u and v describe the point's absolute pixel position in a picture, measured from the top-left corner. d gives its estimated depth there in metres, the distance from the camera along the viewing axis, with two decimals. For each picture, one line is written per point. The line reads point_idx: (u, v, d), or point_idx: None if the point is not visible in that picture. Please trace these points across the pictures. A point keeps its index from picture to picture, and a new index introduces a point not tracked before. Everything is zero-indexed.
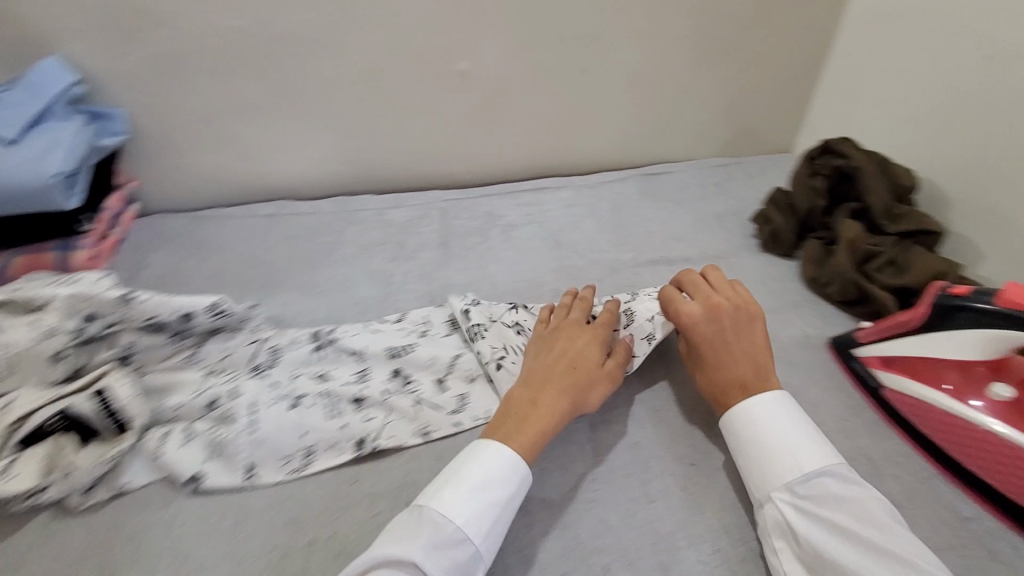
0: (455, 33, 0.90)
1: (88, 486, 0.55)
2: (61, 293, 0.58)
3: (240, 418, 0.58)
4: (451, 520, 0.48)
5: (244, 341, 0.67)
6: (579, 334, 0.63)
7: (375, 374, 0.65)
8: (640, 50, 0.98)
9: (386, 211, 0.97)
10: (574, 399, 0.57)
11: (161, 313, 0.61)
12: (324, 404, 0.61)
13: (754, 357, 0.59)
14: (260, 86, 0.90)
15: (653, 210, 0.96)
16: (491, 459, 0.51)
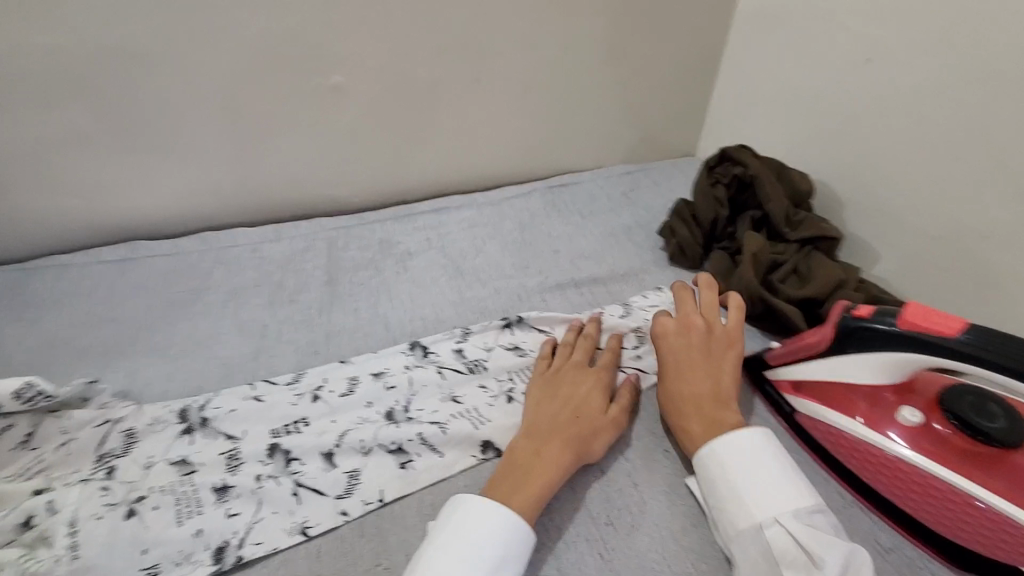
0: (323, 46, 0.79)
1: None
2: None
3: (57, 540, 0.46)
4: None
5: (91, 422, 0.56)
6: (584, 377, 0.60)
7: (247, 456, 0.55)
8: (532, 58, 0.92)
9: (263, 247, 0.86)
10: (579, 450, 0.53)
11: None
12: (175, 503, 0.50)
13: (718, 384, 0.57)
14: (87, 113, 0.75)
15: (560, 225, 0.90)
16: (483, 531, 0.45)
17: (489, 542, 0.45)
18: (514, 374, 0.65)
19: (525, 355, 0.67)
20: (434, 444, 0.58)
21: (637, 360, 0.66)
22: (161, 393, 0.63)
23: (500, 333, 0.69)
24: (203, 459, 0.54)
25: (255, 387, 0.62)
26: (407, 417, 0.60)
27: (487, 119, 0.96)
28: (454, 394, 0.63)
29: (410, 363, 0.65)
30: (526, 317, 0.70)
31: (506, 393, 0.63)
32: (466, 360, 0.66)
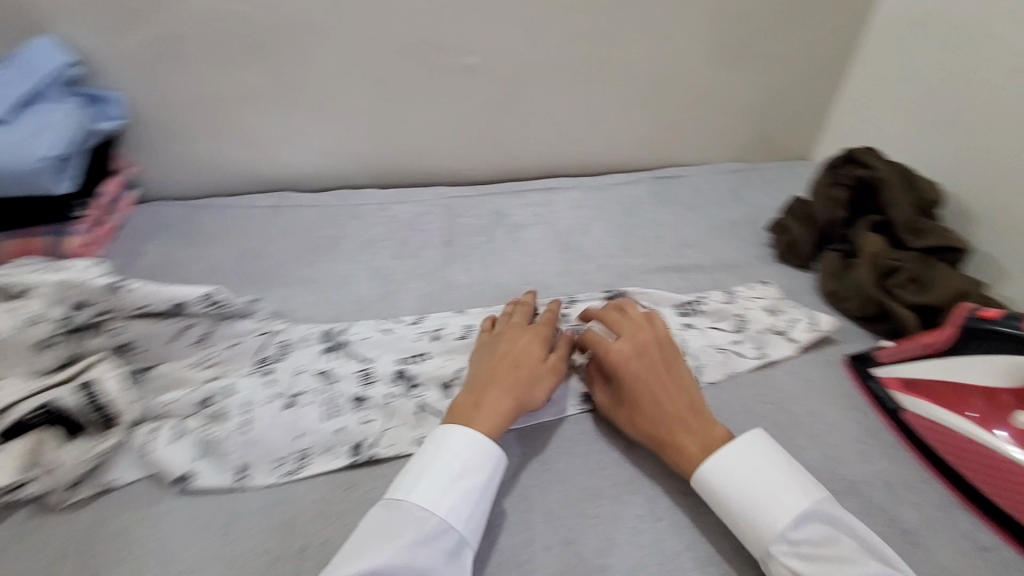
0: (463, 26, 0.86)
1: (75, 481, 0.52)
2: (48, 280, 0.57)
3: (227, 417, 0.56)
4: (434, 512, 0.47)
5: (253, 330, 0.66)
6: (521, 334, 0.62)
7: (380, 375, 0.63)
8: (657, 50, 0.95)
9: (390, 206, 0.94)
10: (519, 397, 0.56)
11: (152, 302, 0.60)
12: (321, 402, 0.59)
13: (672, 379, 0.57)
14: (261, 74, 0.87)
15: (665, 215, 0.93)
16: (436, 482, 0.48)
17: (461, 464, 0.50)
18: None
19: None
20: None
21: (736, 345, 0.67)
22: (306, 317, 0.73)
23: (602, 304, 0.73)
24: (341, 372, 0.63)
25: (383, 323, 0.70)
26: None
27: (604, 106, 0.99)
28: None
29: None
30: (628, 293, 0.73)
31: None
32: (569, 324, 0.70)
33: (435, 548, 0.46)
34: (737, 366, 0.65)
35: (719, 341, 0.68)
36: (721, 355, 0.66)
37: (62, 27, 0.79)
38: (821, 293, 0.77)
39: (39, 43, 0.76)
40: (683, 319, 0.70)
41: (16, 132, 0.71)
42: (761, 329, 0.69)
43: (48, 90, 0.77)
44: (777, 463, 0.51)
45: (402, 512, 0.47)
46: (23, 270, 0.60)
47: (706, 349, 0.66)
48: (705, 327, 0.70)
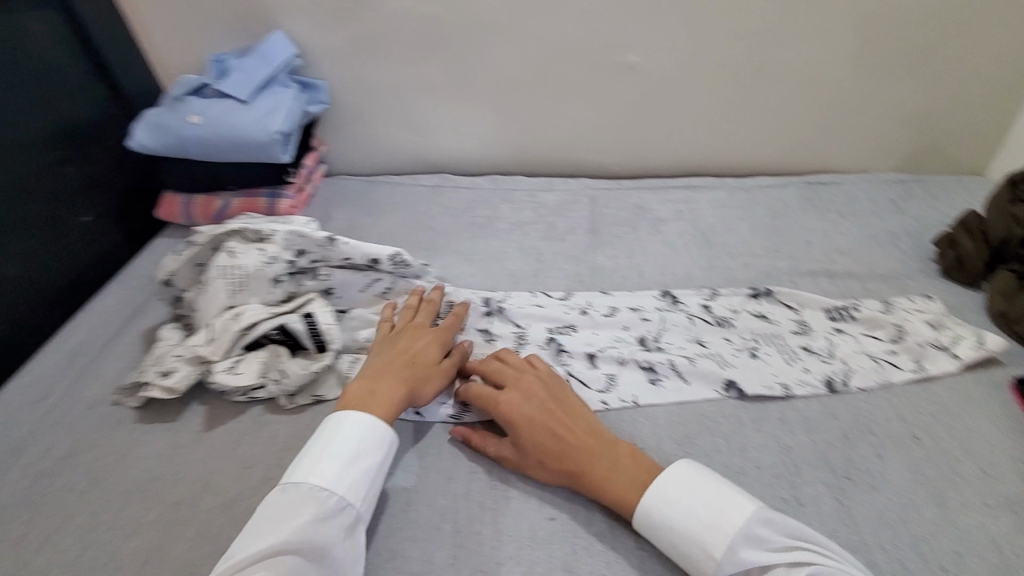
0: (627, 27, 0.91)
1: (295, 391, 0.64)
2: (281, 230, 0.70)
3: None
4: (333, 491, 0.49)
5: (426, 289, 0.75)
6: (420, 335, 0.65)
7: (534, 341, 0.70)
8: (822, 52, 0.93)
9: (538, 193, 1.02)
10: (409, 391, 0.58)
11: (355, 257, 0.71)
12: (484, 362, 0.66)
13: (565, 401, 0.57)
14: (440, 68, 0.98)
15: (816, 221, 0.91)
16: (334, 461, 0.50)
17: (359, 444, 0.52)
18: (758, 336, 0.70)
19: (773, 324, 0.72)
20: (683, 373, 0.65)
21: (891, 355, 0.68)
22: (467, 285, 0.82)
23: (748, 301, 0.74)
24: (499, 333, 0.71)
25: (534, 297, 0.77)
26: (657, 345, 0.69)
27: (757, 108, 0.99)
28: (700, 338, 0.70)
29: (662, 307, 0.75)
30: (775, 292, 0.74)
31: (750, 348, 0.69)
32: (713, 315, 0.73)
33: (337, 524, 0.48)
34: (891, 376, 0.65)
35: (872, 350, 0.68)
36: (873, 363, 0.67)
37: (290, 25, 0.94)
38: (991, 313, 0.73)
39: (274, 38, 0.92)
40: (835, 324, 0.71)
41: (255, 112, 0.88)
42: (919, 341, 0.68)
43: (278, 77, 0.93)
44: (699, 483, 0.50)
45: (308, 491, 0.48)
46: (259, 222, 0.74)
47: (858, 356, 0.68)
48: (857, 334, 0.70)
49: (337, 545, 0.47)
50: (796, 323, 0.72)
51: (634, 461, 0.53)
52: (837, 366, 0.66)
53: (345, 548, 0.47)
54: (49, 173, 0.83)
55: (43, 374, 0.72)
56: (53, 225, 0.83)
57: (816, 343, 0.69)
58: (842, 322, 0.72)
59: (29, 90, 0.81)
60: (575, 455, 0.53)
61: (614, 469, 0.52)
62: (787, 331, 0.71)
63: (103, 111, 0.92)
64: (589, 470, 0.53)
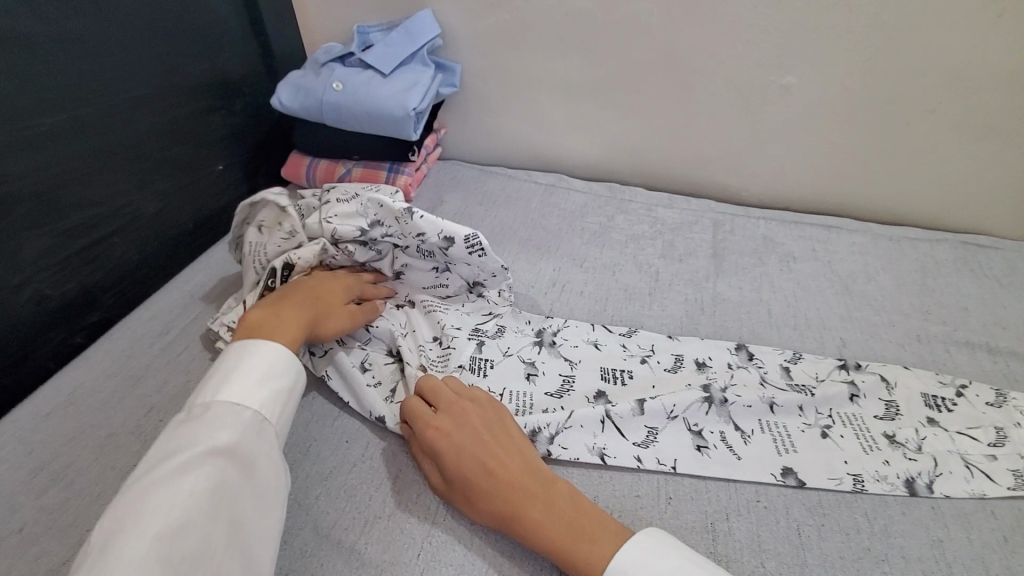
0: (789, 46, 0.85)
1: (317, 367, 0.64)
2: (364, 196, 0.68)
3: (437, 371, 0.63)
4: (246, 405, 0.48)
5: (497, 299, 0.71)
6: (338, 279, 0.67)
7: (580, 382, 0.63)
8: (1012, 99, 0.82)
9: (657, 208, 0.97)
10: (315, 325, 0.60)
11: (429, 233, 0.66)
12: (515, 407, 0.60)
13: (496, 427, 0.53)
14: (578, 65, 0.95)
15: (974, 286, 0.80)
16: (249, 381, 0.50)
17: (267, 365, 0.51)
18: (835, 413, 0.60)
19: (857, 403, 0.61)
20: (735, 447, 0.57)
21: (991, 463, 0.56)
22: (579, 292, 0.79)
23: (835, 370, 0.65)
24: (545, 370, 0.64)
25: (594, 332, 0.70)
26: (722, 399, 0.60)
27: (917, 152, 0.90)
28: (773, 400, 0.60)
29: (733, 362, 0.66)
30: (865, 365, 0.65)
31: (821, 426, 0.59)
32: (791, 381, 0.63)
33: (256, 437, 0.47)
34: (986, 488, 0.54)
35: (969, 453, 0.57)
36: (965, 470, 0.56)
37: (437, 6, 0.94)
38: None
39: (422, 15, 0.92)
40: (929, 413, 0.61)
41: (393, 86, 0.89)
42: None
43: (418, 55, 0.93)
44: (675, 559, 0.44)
45: (225, 407, 0.47)
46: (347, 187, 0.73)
47: (950, 456, 0.57)
48: (951, 428, 0.59)
49: (261, 457, 0.46)
50: (884, 406, 0.61)
51: (569, 502, 0.48)
52: (925, 464, 0.56)
53: (270, 462, 0.47)
54: (198, 120, 0.87)
55: (166, 310, 0.75)
56: (192, 169, 0.87)
57: (903, 433, 0.59)
58: (939, 412, 0.61)
59: (195, 39, 0.85)
60: (502, 490, 0.48)
61: (549, 507, 0.47)
62: (870, 414, 0.60)
63: (253, 69, 0.96)
64: (519, 507, 0.48)
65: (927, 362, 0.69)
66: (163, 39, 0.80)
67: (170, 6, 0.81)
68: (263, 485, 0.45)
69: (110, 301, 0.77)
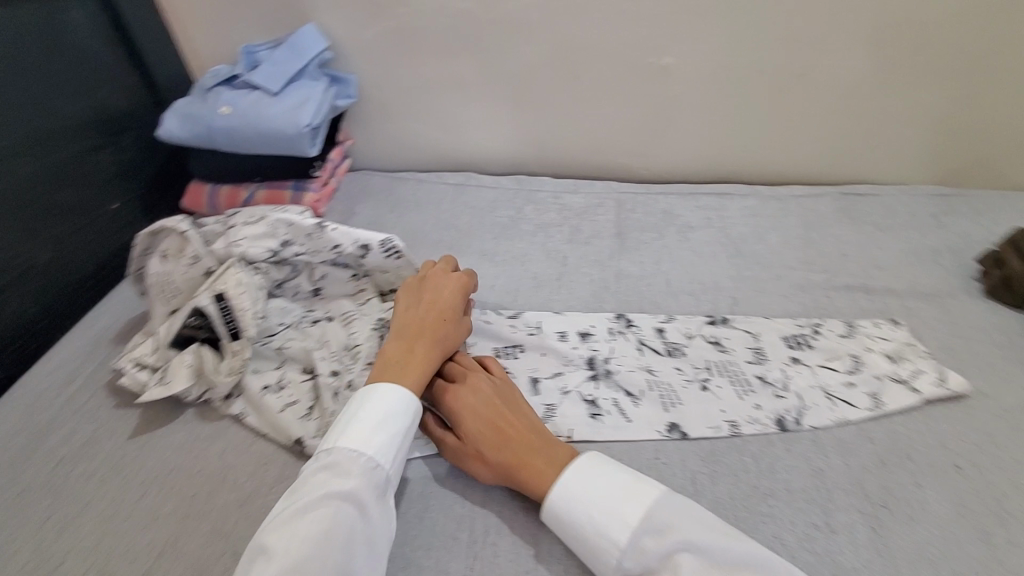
0: (664, 28, 0.89)
1: (227, 394, 0.64)
2: (275, 215, 0.70)
3: (347, 374, 0.63)
4: (363, 453, 0.49)
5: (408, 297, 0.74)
6: (446, 283, 0.65)
7: None
8: (863, 58, 0.90)
9: (563, 195, 1.00)
10: (444, 346, 0.60)
11: (343, 243, 0.70)
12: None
13: (512, 397, 0.57)
14: (470, 65, 0.97)
15: (851, 233, 0.87)
16: (366, 425, 0.50)
17: (385, 410, 0.51)
18: (712, 365, 0.66)
19: (727, 352, 0.67)
20: (626, 411, 0.61)
21: (848, 389, 0.62)
22: (490, 285, 0.81)
23: (704, 325, 0.71)
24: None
25: (484, 313, 0.74)
26: (606, 371, 0.66)
27: (794, 114, 0.97)
28: (650, 366, 0.66)
29: (613, 330, 0.72)
30: (732, 321, 0.72)
31: (701, 380, 0.64)
32: (666, 342, 0.70)
33: (373, 483, 0.48)
34: (849, 414, 0.60)
35: (829, 384, 0.63)
36: (828, 400, 0.61)
37: (322, 20, 0.94)
38: None
39: (305, 30, 0.93)
40: (792, 353, 0.66)
41: (283, 104, 0.88)
42: (877, 374, 0.63)
43: (307, 70, 0.93)
44: (605, 474, 0.48)
45: (343, 453, 0.48)
46: (250, 213, 0.72)
47: (812, 391, 0.62)
48: (814, 364, 0.65)
49: (375, 503, 0.47)
50: (752, 352, 0.67)
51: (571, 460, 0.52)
52: (792, 402, 0.61)
53: (382, 507, 0.48)
54: (84, 159, 0.84)
55: (69, 359, 0.73)
56: (84, 211, 0.84)
57: (771, 374, 0.64)
58: (800, 350, 0.67)
59: (67, 77, 0.82)
60: (512, 447, 0.52)
61: (551, 457, 0.51)
62: (742, 360, 0.66)
63: (138, 100, 0.94)
64: (525, 461, 0.51)
65: (810, 308, 0.75)
66: (33, 81, 0.77)
67: (36, 46, 0.78)
68: (376, 530, 0.46)
69: (9, 358, 0.74)
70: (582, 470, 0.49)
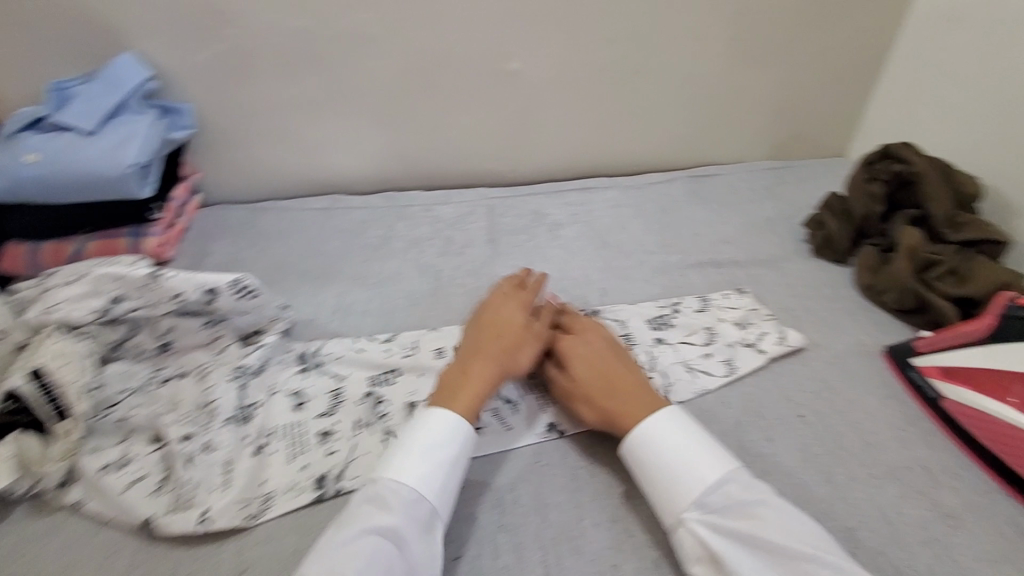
0: (506, 34, 0.91)
1: (61, 482, 0.57)
2: (98, 271, 0.63)
3: (202, 435, 0.59)
4: (405, 485, 0.49)
5: (270, 339, 0.70)
6: (503, 301, 0.64)
7: (350, 394, 0.65)
8: (688, 50, 0.97)
9: (434, 207, 0.99)
10: (503, 364, 0.59)
11: (186, 290, 0.64)
12: (289, 443, 0.60)
13: (609, 355, 0.61)
14: (317, 83, 0.93)
15: (701, 213, 0.94)
16: (409, 456, 0.51)
17: (430, 440, 0.52)
18: None
19: None
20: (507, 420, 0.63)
21: (705, 361, 0.67)
22: (363, 311, 0.78)
23: None
24: (314, 394, 0.65)
25: (358, 341, 0.72)
26: None
27: (639, 107, 1.03)
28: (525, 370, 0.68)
29: None
30: (600, 311, 0.74)
31: None
32: None
33: (413, 516, 0.48)
34: (709, 384, 0.64)
35: (689, 358, 0.67)
36: (689, 374, 0.65)
37: (141, 47, 0.86)
38: (858, 286, 0.77)
39: (120, 60, 0.84)
40: (656, 334, 0.70)
41: (102, 144, 0.80)
42: (728, 342, 0.69)
43: (129, 102, 0.84)
44: (691, 439, 0.52)
45: (387, 483, 0.49)
46: (70, 273, 0.65)
47: (675, 367, 0.66)
48: (675, 342, 0.69)
49: (416, 538, 0.47)
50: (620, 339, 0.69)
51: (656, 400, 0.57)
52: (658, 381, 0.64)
53: (424, 542, 0.48)
54: None
55: None
56: None
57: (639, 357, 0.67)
58: (662, 330, 0.71)
59: None
60: (619, 398, 0.57)
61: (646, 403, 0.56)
62: None
63: None
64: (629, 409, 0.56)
65: (670, 289, 0.79)
66: None
67: None
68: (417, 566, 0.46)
69: None
70: (671, 435, 0.53)
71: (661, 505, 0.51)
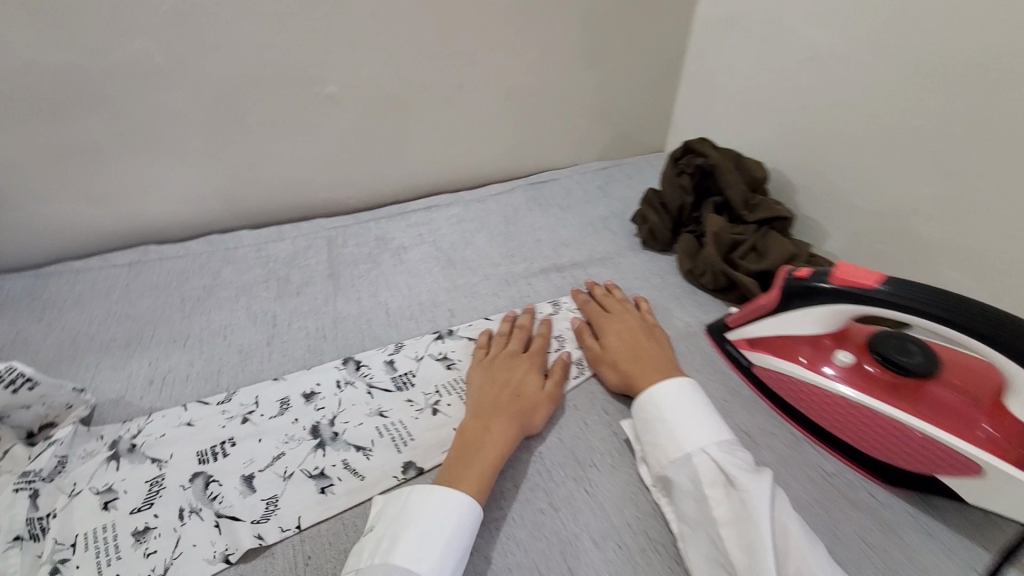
0: (318, 58, 0.86)
1: None
2: None
3: None
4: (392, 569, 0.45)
5: (65, 429, 0.59)
6: (516, 363, 0.66)
7: (172, 479, 0.56)
8: (507, 63, 1.00)
9: (266, 245, 0.91)
10: (521, 423, 0.59)
11: None
12: (95, 554, 0.50)
13: (639, 332, 0.69)
14: (101, 124, 0.81)
15: (540, 219, 0.97)
16: (391, 541, 0.47)
17: (417, 523, 0.48)
18: (440, 386, 0.67)
19: (454, 368, 0.69)
20: (357, 469, 0.58)
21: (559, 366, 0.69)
22: (186, 376, 0.70)
23: (432, 343, 0.72)
24: (127, 487, 0.55)
25: (187, 410, 0.64)
26: (333, 433, 0.61)
27: (471, 121, 1.03)
28: (381, 408, 0.64)
29: (342, 380, 0.67)
30: (457, 331, 0.74)
31: (432, 405, 0.64)
32: (395, 376, 0.68)
33: None
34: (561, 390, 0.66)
35: None
36: None
37: None
38: (681, 272, 0.84)
39: None
40: None
41: None
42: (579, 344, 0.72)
43: None
44: (699, 420, 0.55)
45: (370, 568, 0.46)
46: None
47: None
48: None
49: None
50: None
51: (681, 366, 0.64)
52: None
53: None
54: None
55: None
56: None
57: None
58: None
59: None
60: (645, 361, 0.64)
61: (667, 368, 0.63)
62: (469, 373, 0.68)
63: None
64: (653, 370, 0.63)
65: (517, 300, 0.80)
66: None
67: None
68: None
69: None
70: (681, 417, 0.56)
71: (668, 449, 0.54)
